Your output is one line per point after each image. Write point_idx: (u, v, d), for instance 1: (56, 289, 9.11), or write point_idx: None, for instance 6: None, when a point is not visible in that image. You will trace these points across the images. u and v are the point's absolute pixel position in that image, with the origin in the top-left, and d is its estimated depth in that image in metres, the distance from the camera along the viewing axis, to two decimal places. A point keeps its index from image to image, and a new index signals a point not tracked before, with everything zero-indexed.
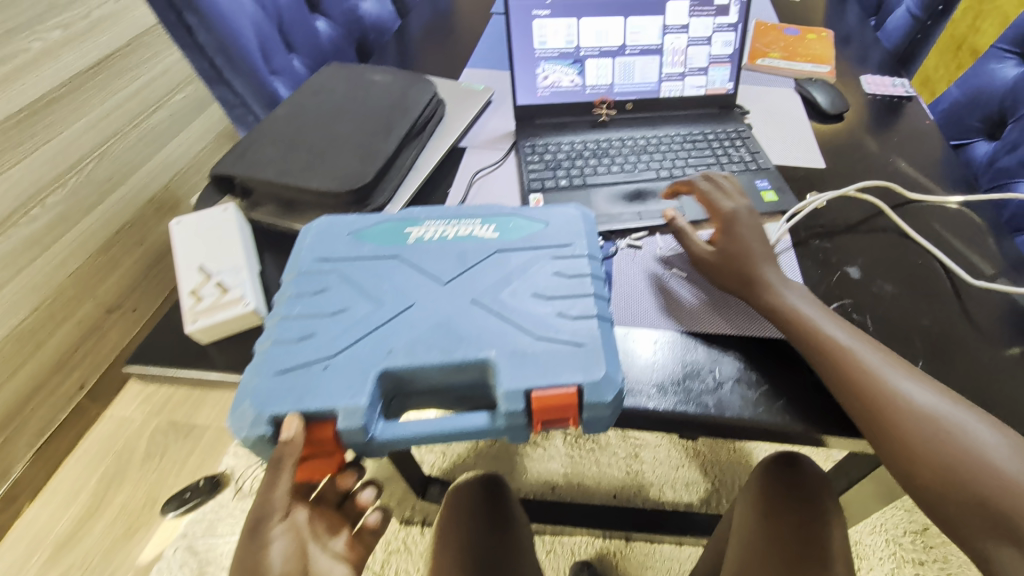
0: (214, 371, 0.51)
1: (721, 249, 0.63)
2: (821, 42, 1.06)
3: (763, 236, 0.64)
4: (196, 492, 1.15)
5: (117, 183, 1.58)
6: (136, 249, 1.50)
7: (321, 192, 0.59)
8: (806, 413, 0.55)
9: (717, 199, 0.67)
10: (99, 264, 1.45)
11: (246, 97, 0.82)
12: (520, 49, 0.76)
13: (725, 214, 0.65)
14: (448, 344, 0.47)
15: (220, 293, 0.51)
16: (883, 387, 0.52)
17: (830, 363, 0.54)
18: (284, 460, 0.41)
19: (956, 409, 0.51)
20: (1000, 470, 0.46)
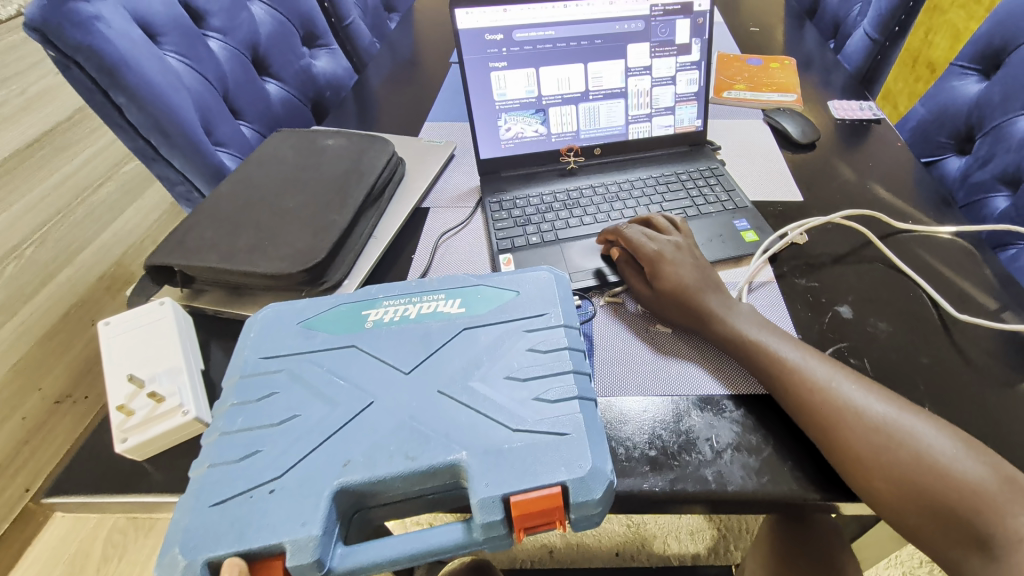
0: (151, 494, 0.45)
1: (658, 290, 0.61)
2: (785, 70, 1.06)
3: (697, 267, 0.61)
4: None
5: (61, 265, 1.52)
6: (88, 329, 1.41)
7: (269, 275, 0.54)
8: (791, 458, 0.51)
9: (639, 239, 0.63)
10: (46, 350, 1.35)
11: (187, 174, 0.79)
12: (478, 102, 0.73)
13: (648, 253, 0.62)
14: (411, 447, 0.41)
15: (154, 404, 0.46)
16: (832, 402, 0.50)
17: (778, 382, 0.53)
18: None
19: (905, 416, 0.49)
20: (954, 474, 0.45)
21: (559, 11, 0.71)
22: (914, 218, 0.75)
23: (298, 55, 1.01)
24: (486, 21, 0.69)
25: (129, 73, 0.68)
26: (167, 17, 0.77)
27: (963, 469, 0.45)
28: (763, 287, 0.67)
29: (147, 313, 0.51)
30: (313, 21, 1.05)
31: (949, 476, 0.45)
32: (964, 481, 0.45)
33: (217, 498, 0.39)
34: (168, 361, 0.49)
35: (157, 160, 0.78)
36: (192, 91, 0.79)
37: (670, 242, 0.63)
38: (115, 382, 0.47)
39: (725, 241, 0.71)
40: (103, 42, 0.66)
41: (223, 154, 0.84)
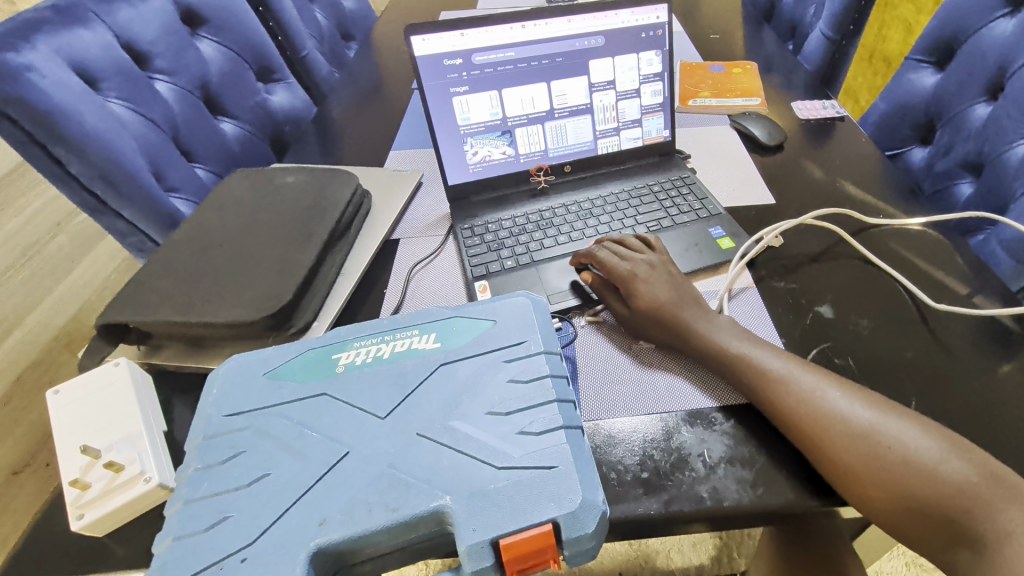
0: (113, 571, 0.42)
1: (635, 308, 0.59)
2: (747, 74, 1.07)
3: (673, 284, 0.60)
4: None
5: (18, 324, 1.46)
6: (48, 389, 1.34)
7: (232, 324, 0.52)
8: (780, 468, 0.50)
9: (613, 260, 0.63)
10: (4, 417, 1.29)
11: (139, 223, 0.76)
12: (442, 128, 0.72)
13: (622, 274, 0.61)
14: (392, 497, 0.39)
15: (112, 475, 0.43)
16: (818, 412, 0.49)
17: (761, 394, 0.52)
18: None
19: (892, 420, 0.48)
20: (943, 477, 0.44)
21: (517, 32, 0.70)
22: (884, 211, 0.75)
23: (254, 91, 0.99)
24: (444, 46, 0.68)
25: (67, 123, 0.66)
26: (107, 61, 0.74)
27: (952, 470, 0.44)
28: (743, 293, 0.66)
29: (103, 380, 0.50)
30: (268, 57, 1.03)
31: (937, 479, 0.44)
32: (952, 483, 0.44)
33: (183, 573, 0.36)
34: (126, 428, 0.46)
35: (104, 213, 0.75)
36: (140, 138, 0.76)
37: (645, 260, 0.62)
38: (70, 456, 0.45)
39: (702, 250, 0.70)
40: (38, 92, 0.64)
41: (177, 200, 0.81)
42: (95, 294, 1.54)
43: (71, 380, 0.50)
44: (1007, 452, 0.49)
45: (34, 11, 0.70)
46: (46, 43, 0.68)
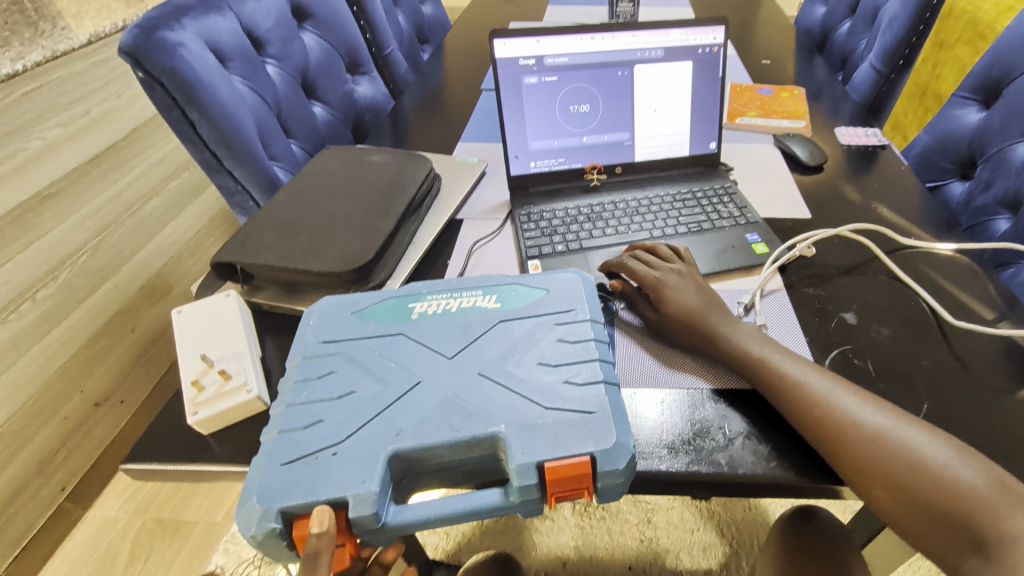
0: (216, 464, 0.49)
1: (664, 313, 0.65)
2: (795, 99, 1.12)
3: (699, 291, 0.66)
4: None
5: (110, 273, 1.58)
6: (125, 339, 1.47)
7: (324, 273, 0.60)
8: (796, 460, 0.54)
9: (641, 269, 0.68)
10: (90, 355, 1.42)
11: (246, 184, 0.86)
12: (512, 123, 0.80)
13: (652, 280, 0.67)
14: (456, 420, 0.46)
15: (223, 381, 0.51)
16: (834, 416, 0.53)
17: (782, 398, 0.56)
18: (321, 553, 0.39)
19: (902, 427, 0.52)
20: (948, 480, 0.49)
21: (586, 43, 0.78)
22: (916, 235, 0.80)
23: (343, 81, 1.10)
24: (521, 50, 0.77)
25: (203, 93, 0.77)
26: (234, 44, 0.85)
27: (957, 475, 0.49)
28: (773, 294, 0.71)
29: (216, 305, 0.57)
30: (357, 51, 1.14)
31: (942, 482, 0.49)
32: (956, 485, 0.48)
33: (287, 457, 0.44)
34: (233, 346, 0.54)
35: (220, 172, 0.85)
36: (253, 111, 0.87)
37: (673, 271, 0.68)
38: (189, 362, 0.53)
39: (736, 252, 0.76)
40: (183, 65, 0.74)
41: (277, 168, 0.91)
42: (176, 255, 1.69)
43: (189, 301, 0.58)
44: (1009, 457, 0.54)
45: None
46: (192, 25, 0.79)
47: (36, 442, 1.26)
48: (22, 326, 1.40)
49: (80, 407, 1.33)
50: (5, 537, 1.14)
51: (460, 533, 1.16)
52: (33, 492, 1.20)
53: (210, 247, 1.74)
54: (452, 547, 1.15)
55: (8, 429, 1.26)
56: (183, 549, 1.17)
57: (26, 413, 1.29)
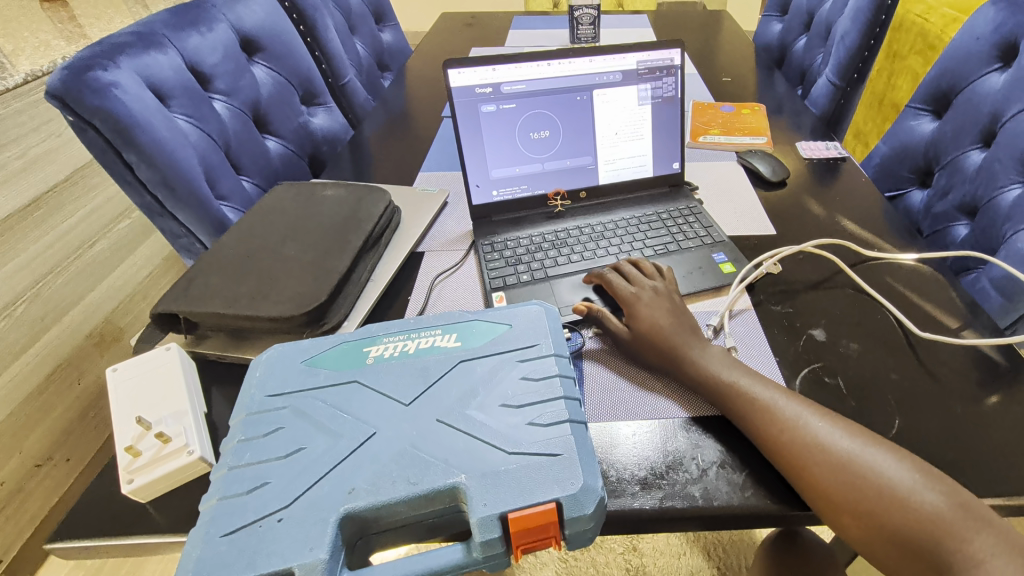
0: (153, 535, 0.45)
1: (635, 330, 0.63)
2: (755, 115, 1.13)
3: (673, 309, 0.65)
4: None
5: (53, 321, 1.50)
6: (71, 390, 1.43)
7: (273, 318, 0.56)
8: (766, 487, 0.52)
9: (620, 283, 0.68)
10: (31, 411, 1.33)
11: (191, 226, 0.83)
12: (470, 152, 0.78)
13: (627, 295, 0.66)
14: (413, 473, 0.43)
15: (161, 444, 0.47)
16: (801, 439, 0.52)
17: (752, 421, 0.54)
18: None
19: (869, 450, 0.51)
20: (915, 506, 0.47)
21: (543, 69, 0.77)
22: (879, 246, 0.80)
23: (298, 113, 1.08)
24: (476, 79, 0.76)
25: (141, 134, 0.74)
26: (176, 81, 0.82)
27: (923, 500, 0.47)
28: (741, 314, 0.70)
29: (157, 360, 0.54)
30: (313, 83, 1.12)
31: (908, 507, 0.47)
32: (923, 511, 0.47)
33: (228, 528, 0.40)
34: (174, 404, 0.50)
35: (163, 216, 0.82)
36: (198, 149, 0.84)
37: (650, 287, 0.67)
38: (125, 425, 0.49)
39: (704, 273, 0.75)
40: (119, 105, 0.72)
41: (226, 207, 0.88)
42: None
43: (127, 357, 0.54)
44: (986, 470, 0.52)
45: (119, 36, 0.79)
46: (128, 64, 0.76)
47: None
48: None
49: (20, 467, 1.25)
50: None
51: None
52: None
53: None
54: None
55: None
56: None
57: None
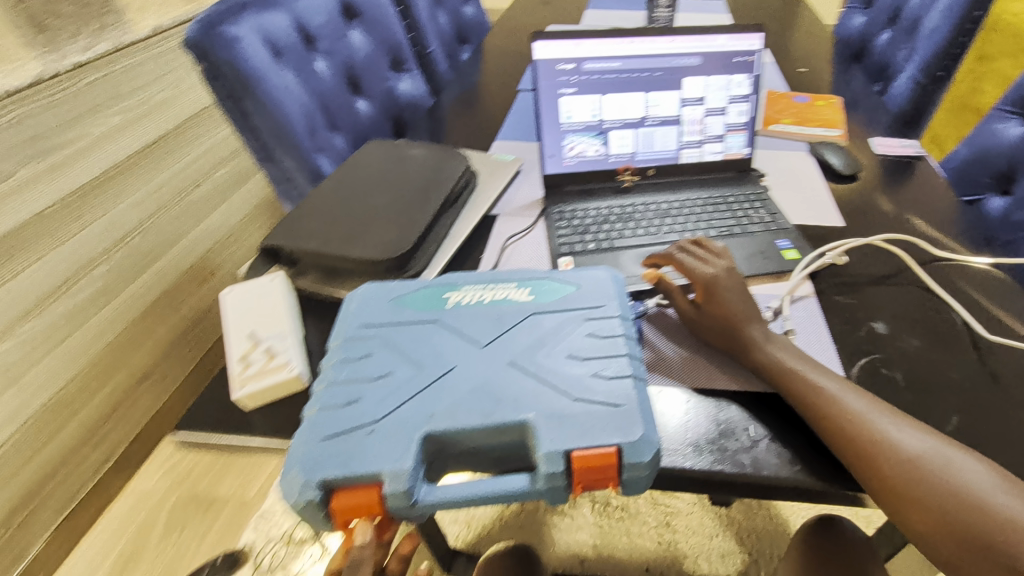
0: (256, 437, 0.51)
1: (708, 313, 0.64)
2: (831, 107, 1.12)
3: (745, 293, 0.64)
4: (213, 568, 1.15)
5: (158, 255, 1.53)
6: (168, 320, 1.50)
7: (362, 260, 0.61)
8: (829, 475, 0.54)
9: (692, 264, 0.67)
10: (131, 338, 1.41)
11: (294, 173, 0.89)
12: (548, 124, 0.82)
13: (702, 277, 0.65)
14: (487, 406, 0.48)
15: (267, 359, 0.53)
16: (872, 434, 0.53)
17: (821, 411, 0.55)
18: (363, 564, 0.45)
19: (943, 450, 0.52)
20: (986, 508, 0.48)
21: (624, 46, 0.79)
22: (950, 248, 0.79)
23: (385, 79, 1.12)
24: (559, 53, 0.78)
25: (258, 84, 0.81)
26: (287, 38, 0.89)
27: (994, 503, 0.48)
28: (802, 300, 0.71)
29: (261, 286, 0.59)
30: (401, 49, 1.16)
31: (977, 509, 0.48)
32: (993, 515, 0.48)
33: (326, 433, 0.45)
34: (278, 326, 0.56)
35: (270, 160, 0.89)
36: (304, 104, 0.90)
37: (723, 267, 0.66)
38: (237, 340, 0.55)
39: (767, 257, 0.76)
40: (242, 57, 0.79)
41: (324, 160, 0.93)
42: (218, 244, 1.69)
43: (238, 281, 0.60)
44: None
45: None
46: (248, 21, 0.82)
47: (83, 414, 1.29)
48: (79, 301, 1.33)
49: (126, 381, 1.38)
50: (54, 501, 1.21)
51: (480, 523, 1.17)
52: (80, 458, 1.27)
53: (250, 236, 1.77)
54: (473, 537, 1.16)
55: (61, 399, 1.27)
56: (213, 525, 1.25)
57: (78, 382, 1.31)
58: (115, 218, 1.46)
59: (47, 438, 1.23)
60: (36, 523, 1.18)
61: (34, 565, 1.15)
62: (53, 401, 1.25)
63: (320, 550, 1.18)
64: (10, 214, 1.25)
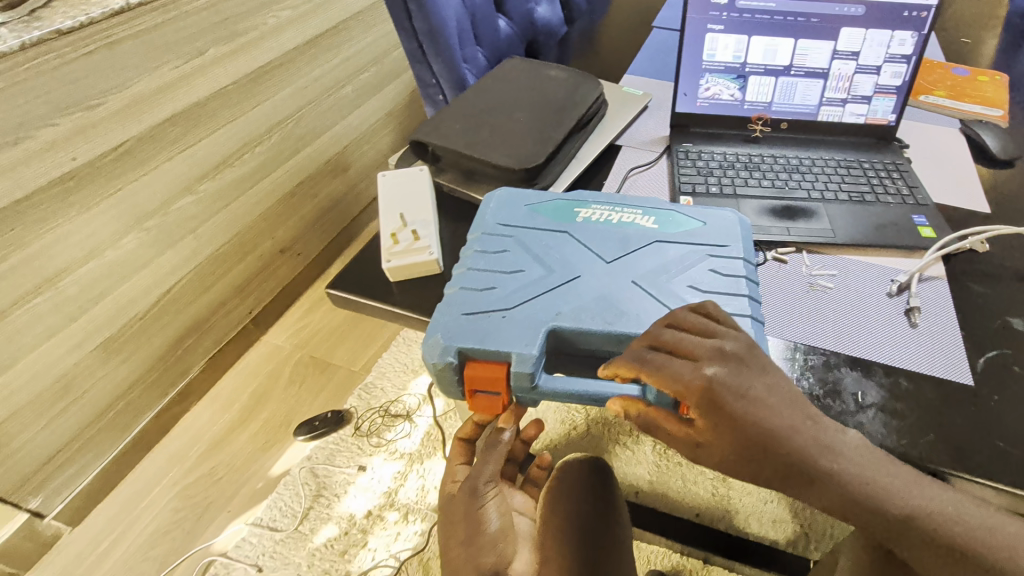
0: (397, 304, 0.57)
1: (711, 451, 0.44)
2: (994, 85, 1.01)
3: (752, 396, 0.44)
4: (324, 422, 1.29)
5: (305, 144, 1.46)
6: (308, 204, 1.53)
7: (499, 166, 0.64)
8: None
9: (678, 372, 0.44)
10: (274, 216, 1.44)
11: (440, 78, 0.94)
12: (688, 60, 0.79)
13: (700, 388, 0.44)
14: (610, 316, 0.50)
15: (413, 241, 0.59)
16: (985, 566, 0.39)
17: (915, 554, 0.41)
18: (496, 448, 0.57)
19: None
20: None
21: None
22: None
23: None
24: None
25: None
26: None
27: None
28: (932, 279, 0.65)
29: (412, 179, 0.66)
30: None
31: None
32: None
33: (466, 309, 0.50)
34: (423, 215, 0.62)
35: (421, 63, 0.93)
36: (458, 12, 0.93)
37: (711, 365, 0.45)
38: (389, 220, 0.61)
39: (898, 229, 0.71)
40: None
41: (468, 70, 0.97)
42: (358, 139, 1.63)
43: (392, 170, 0.68)
44: None
45: None
46: None
47: (235, 271, 1.38)
48: (235, 177, 1.31)
49: (271, 250, 1.47)
50: (208, 339, 1.37)
51: (550, 437, 1.24)
52: (229, 308, 1.40)
53: (383, 138, 1.73)
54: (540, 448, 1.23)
55: (220, 255, 1.33)
56: (325, 388, 1.38)
57: (234, 244, 1.36)
58: (278, 102, 1.36)
59: (205, 288, 1.33)
60: (193, 355, 1.35)
61: (185, 391, 1.34)
62: (215, 255, 1.32)
63: (410, 426, 1.31)
64: (200, 87, 1.18)
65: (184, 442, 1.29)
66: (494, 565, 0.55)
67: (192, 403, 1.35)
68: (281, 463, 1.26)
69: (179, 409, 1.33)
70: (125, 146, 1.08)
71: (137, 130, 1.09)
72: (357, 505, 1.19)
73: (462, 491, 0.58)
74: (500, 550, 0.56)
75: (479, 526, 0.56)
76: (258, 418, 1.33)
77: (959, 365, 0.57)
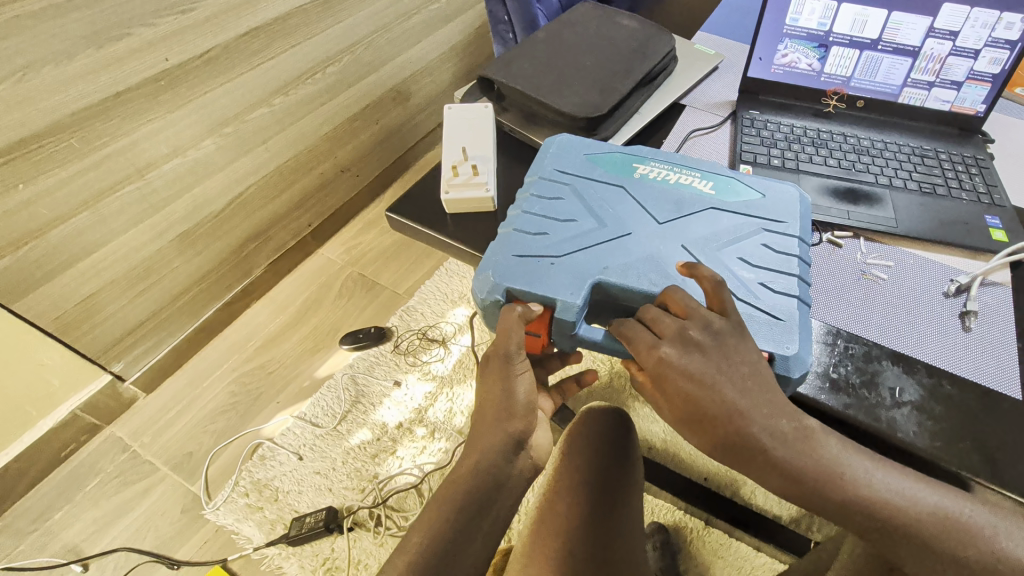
0: (447, 235, 0.62)
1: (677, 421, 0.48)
2: None
3: (708, 379, 0.45)
4: (367, 335, 1.34)
5: (373, 70, 1.47)
6: (370, 129, 1.55)
7: (561, 114, 0.65)
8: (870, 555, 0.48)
9: (640, 350, 0.47)
10: (338, 135, 1.47)
11: (513, 17, 0.94)
12: (769, 23, 0.75)
13: (654, 368, 0.46)
14: (656, 277, 0.51)
15: (472, 176, 0.63)
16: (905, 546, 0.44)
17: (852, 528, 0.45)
18: (510, 327, 0.50)
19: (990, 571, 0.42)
20: None
21: None
22: None
23: None
24: None
25: None
26: None
27: None
28: (994, 286, 0.63)
29: (474, 117, 0.69)
30: None
31: None
32: None
33: (518, 252, 0.53)
34: (482, 152, 0.66)
35: None
36: None
37: (671, 347, 0.46)
38: (451, 154, 0.66)
39: (968, 229, 0.68)
40: None
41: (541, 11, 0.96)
42: (422, 70, 1.63)
43: (456, 106, 0.71)
44: None
45: None
46: None
47: (298, 184, 1.43)
48: (308, 94, 1.34)
49: (332, 169, 1.50)
50: (269, 245, 1.44)
51: None
52: (292, 219, 1.47)
53: (445, 71, 1.72)
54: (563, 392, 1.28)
55: (286, 168, 1.38)
56: (370, 305, 1.45)
57: (300, 157, 1.40)
58: (353, 24, 1.36)
59: (273, 197, 1.39)
60: (256, 258, 1.43)
61: (245, 290, 1.42)
62: (281, 168, 1.36)
63: (444, 351, 1.36)
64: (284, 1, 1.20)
65: (243, 336, 1.39)
66: (524, 431, 0.53)
67: (251, 301, 1.44)
68: (325, 367, 1.34)
69: (240, 305, 1.42)
70: (211, 53, 1.11)
71: (223, 39, 1.12)
72: (390, 417, 1.27)
73: (494, 359, 0.53)
74: (530, 418, 0.53)
75: (510, 399, 0.53)
76: (309, 323, 1.41)
77: (1003, 374, 0.56)
